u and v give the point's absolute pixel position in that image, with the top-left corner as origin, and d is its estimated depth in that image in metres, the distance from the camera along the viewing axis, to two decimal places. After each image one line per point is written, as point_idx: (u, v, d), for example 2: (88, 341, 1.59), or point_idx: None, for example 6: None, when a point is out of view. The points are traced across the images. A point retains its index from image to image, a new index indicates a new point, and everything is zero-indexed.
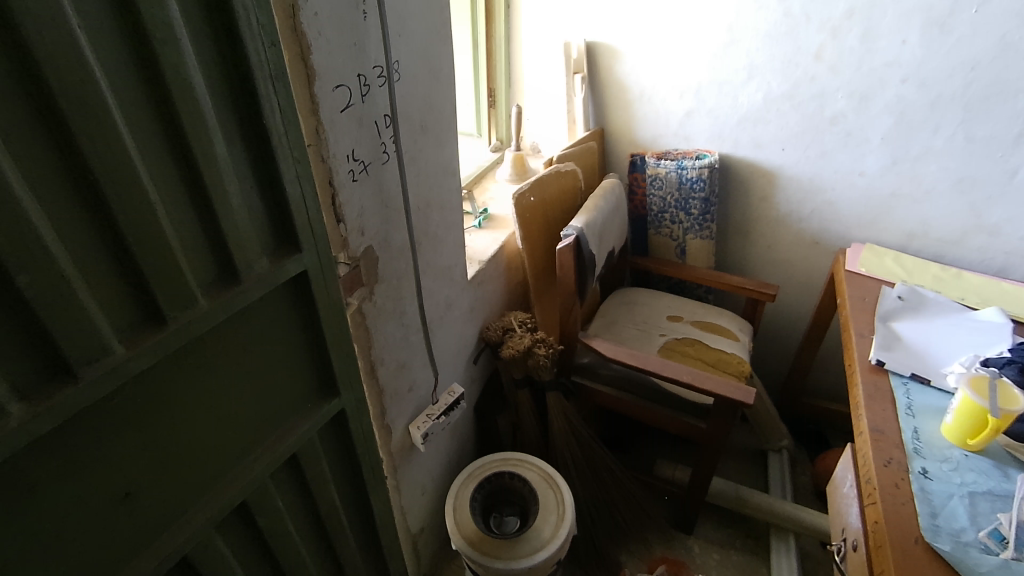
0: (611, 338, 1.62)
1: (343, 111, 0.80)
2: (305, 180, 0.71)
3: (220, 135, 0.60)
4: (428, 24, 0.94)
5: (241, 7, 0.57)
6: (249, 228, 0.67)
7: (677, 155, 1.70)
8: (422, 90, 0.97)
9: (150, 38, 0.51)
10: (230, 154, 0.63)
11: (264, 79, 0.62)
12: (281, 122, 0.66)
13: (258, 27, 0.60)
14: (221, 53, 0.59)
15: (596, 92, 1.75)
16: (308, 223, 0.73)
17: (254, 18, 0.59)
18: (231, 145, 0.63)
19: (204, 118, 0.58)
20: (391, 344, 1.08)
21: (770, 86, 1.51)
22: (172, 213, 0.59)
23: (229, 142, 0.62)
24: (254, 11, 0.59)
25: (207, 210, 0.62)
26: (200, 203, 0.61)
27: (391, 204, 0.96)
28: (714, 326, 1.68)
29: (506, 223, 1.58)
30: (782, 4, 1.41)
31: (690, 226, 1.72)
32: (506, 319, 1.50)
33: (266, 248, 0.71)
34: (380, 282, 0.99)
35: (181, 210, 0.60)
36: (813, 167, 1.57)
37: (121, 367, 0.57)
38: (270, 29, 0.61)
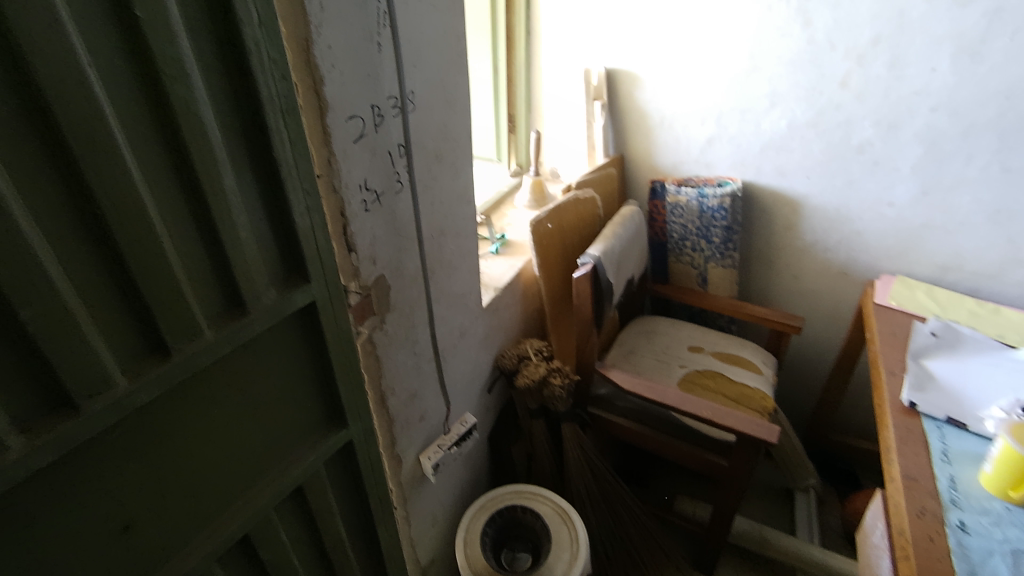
0: (629, 369, 1.58)
1: (356, 141, 0.80)
2: (316, 212, 0.71)
3: (229, 166, 0.60)
4: (444, 55, 0.95)
5: (253, 43, 0.58)
6: (257, 259, 0.67)
7: (698, 183, 1.68)
8: (437, 119, 0.97)
9: (160, 74, 0.52)
10: (240, 186, 0.63)
11: (274, 113, 0.62)
12: (292, 155, 0.66)
13: (269, 62, 0.60)
14: (232, 88, 0.59)
15: (616, 119, 1.74)
16: (317, 254, 0.73)
17: (265, 54, 0.60)
18: (241, 177, 0.63)
19: (214, 151, 0.58)
20: (402, 373, 1.06)
21: (794, 113, 1.48)
22: (180, 244, 0.59)
23: (239, 174, 0.62)
24: (265, 47, 0.59)
25: (215, 240, 0.62)
26: (208, 234, 0.61)
27: (404, 232, 0.95)
28: (737, 358, 1.63)
29: (523, 250, 1.56)
30: (806, 31, 1.38)
31: (711, 254, 1.69)
32: (522, 347, 1.48)
33: (275, 278, 0.71)
34: (391, 311, 0.98)
35: (188, 240, 0.59)
36: (839, 197, 1.53)
37: (124, 399, 0.56)
38: (281, 65, 0.62)
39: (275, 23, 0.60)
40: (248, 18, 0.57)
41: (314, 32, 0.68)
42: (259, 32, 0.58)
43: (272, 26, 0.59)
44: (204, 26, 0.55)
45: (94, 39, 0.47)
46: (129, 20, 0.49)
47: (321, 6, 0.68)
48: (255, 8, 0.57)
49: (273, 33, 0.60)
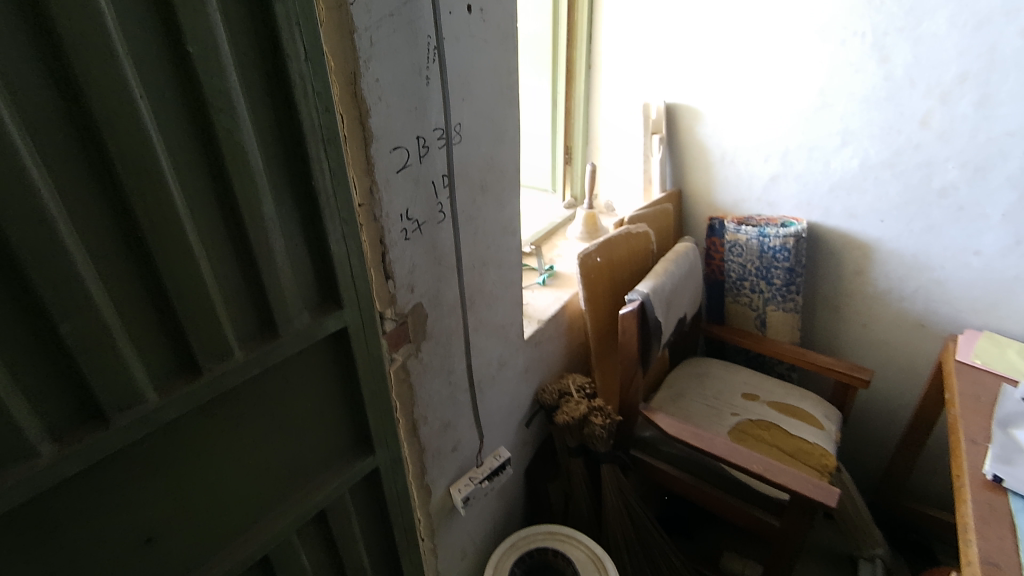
0: (676, 413, 1.50)
1: (399, 171, 0.81)
2: (353, 238, 0.72)
3: (269, 192, 0.62)
4: (495, 88, 0.95)
5: (298, 76, 0.60)
6: (291, 283, 0.68)
7: (760, 221, 1.60)
8: (484, 151, 0.97)
9: (207, 106, 0.54)
10: (279, 212, 0.65)
11: (316, 143, 0.64)
12: (331, 183, 0.67)
13: (314, 94, 0.62)
14: (277, 119, 0.62)
15: (675, 153, 1.70)
16: (352, 280, 0.74)
17: (310, 87, 0.62)
18: (280, 204, 0.65)
19: (254, 178, 0.60)
20: (436, 402, 1.06)
21: (867, 152, 1.39)
22: (216, 266, 0.61)
23: (279, 201, 0.64)
24: (310, 80, 0.61)
25: (251, 264, 0.63)
26: (243, 257, 0.63)
27: (444, 262, 0.96)
28: (795, 410, 1.51)
29: (571, 282, 1.54)
30: (883, 67, 1.30)
31: (772, 297, 1.60)
32: (564, 381, 1.44)
33: (309, 302, 0.72)
34: (427, 339, 0.98)
35: (224, 262, 0.61)
36: (917, 242, 1.41)
37: (151, 415, 0.58)
38: (325, 97, 0.64)
39: (322, 57, 0.62)
40: (295, 53, 0.59)
41: (362, 66, 0.70)
42: (305, 66, 0.60)
43: (319, 60, 0.62)
44: (253, 60, 0.58)
45: (148, 74, 0.50)
46: (181, 56, 0.52)
47: (370, 41, 0.70)
48: (303, 44, 0.60)
49: (319, 66, 0.62)
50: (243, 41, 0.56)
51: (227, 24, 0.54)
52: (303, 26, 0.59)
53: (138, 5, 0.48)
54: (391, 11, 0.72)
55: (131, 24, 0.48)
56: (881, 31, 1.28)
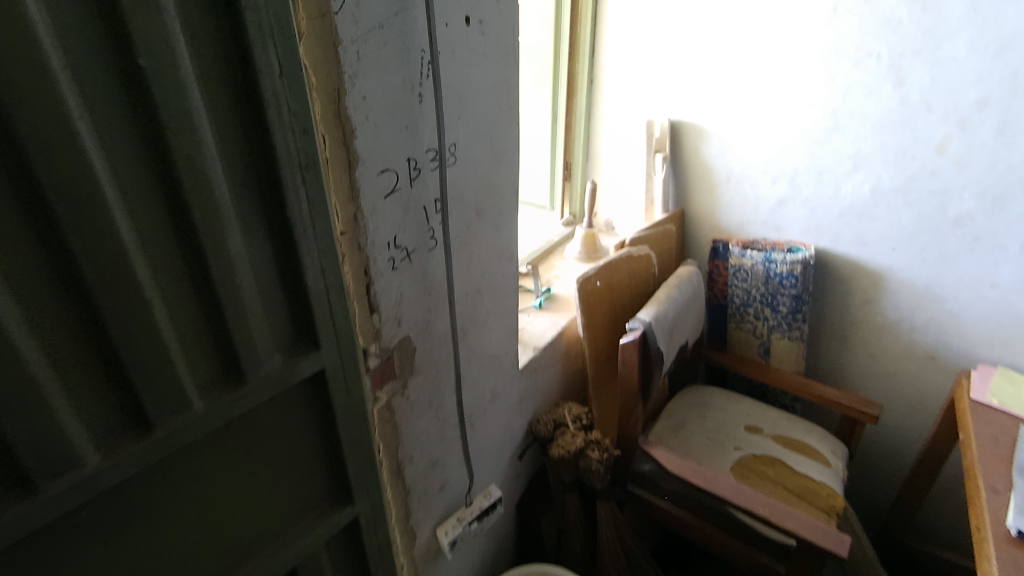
0: (676, 447, 1.43)
1: (387, 196, 0.74)
2: (333, 273, 0.65)
3: (237, 224, 0.55)
4: (494, 106, 0.88)
5: (271, 94, 0.53)
6: (261, 323, 0.61)
7: (765, 246, 1.54)
8: (481, 173, 0.90)
9: (164, 129, 0.47)
10: (250, 246, 0.57)
11: (291, 169, 0.57)
12: (309, 213, 0.60)
13: (290, 115, 0.55)
14: (249, 142, 0.54)
15: (678, 172, 1.64)
16: (331, 318, 0.66)
17: (286, 106, 0.54)
18: (252, 237, 0.57)
19: (219, 209, 0.53)
20: (423, 441, 0.98)
21: (880, 177, 1.34)
22: (174, 308, 0.53)
23: (250, 233, 0.57)
24: (286, 99, 0.54)
25: (215, 304, 0.56)
26: (205, 297, 0.55)
27: (435, 291, 0.88)
28: (801, 445, 1.45)
29: (569, 306, 1.47)
30: (898, 90, 1.25)
31: (777, 324, 1.53)
32: (559, 412, 1.37)
33: (282, 343, 0.64)
34: (414, 375, 0.90)
35: (184, 303, 0.54)
36: (929, 273, 1.36)
37: (91, 480, 0.50)
38: (304, 118, 0.56)
39: (300, 73, 0.55)
40: (268, 68, 0.52)
41: (347, 82, 0.63)
42: (280, 82, 0.53)
43: (296, 76, 0.54)
44: (220, 74, 0.50)
45: (93, 92, 0.43)
46: (133, 71, 0.44)
47: (357, 55, 0.63)
48: (277, 58, 0.52)
49: (296, 83, 0.55)
50: (207, 54, 0.49)
51: (188, 33, 0.47)
52: (277, 37, 0.52)
53: (79, 11, 0.41)
54: (380, 22, 0.65)
55: (71, 35, 0.41)
56: (897, 53, 1.23)
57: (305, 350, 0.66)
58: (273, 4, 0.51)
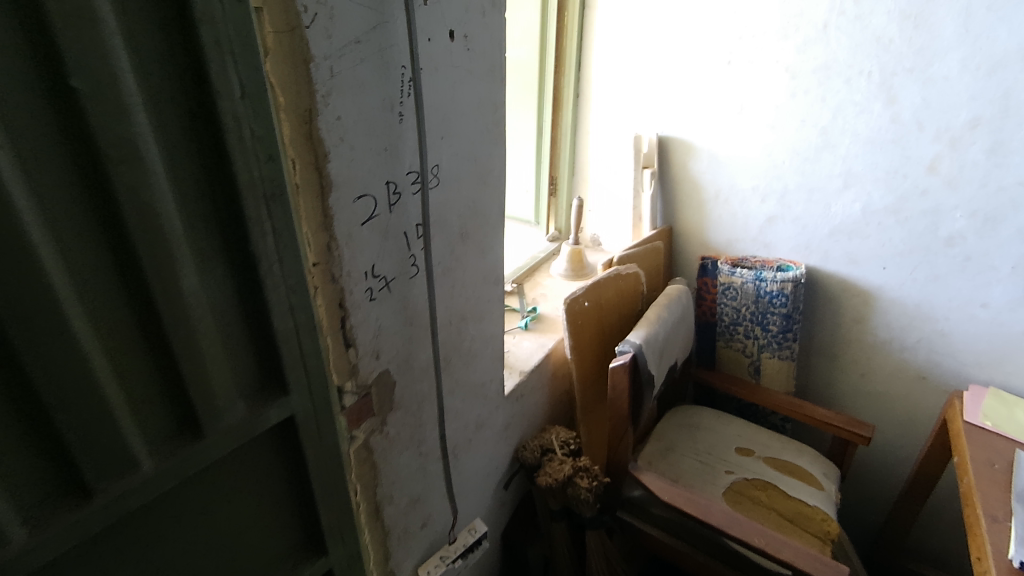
0: (666, 472, 1.39)
1: (364, 223, 0.68)
2: (303, 312, 0.59)
3: (193, 263, 0.49)
4: (480, 124, 0.83)
5: (231, 119, 0.47)
6: (222, 371, 0.54)
7: (755, 263, 1.51)
8: (465, 195, 0.85)
9: (104, 159, 0.40)
10: (208, 286, 0.51)
11: (254, 201, 0.51)
12: (275, 247, 0.54)
13: (253, 140, 0.49)
14: (207, 171, 0.48)
15: (666, 188, 1.61)
16: (301, 359, 0.60)
17: (248, 132, 0.48)
18: (210, 276, 0.51)
19: (171, 247, 0.46)
20: (404, 478, 0.92)
21: (870, 196, 1.32)
22: (117, 359, 0.46)
23: (208, 273, 0.51)
24: (249, 124, 0.48)
25: (167, 353, 0.49)
26: (155, 345, 0.49)
27: (416, 321, 0.83)
28: (793, 467, 1.41)
29: (556, 327, 1.42)
30: (889, 109, 1.23)
31: (767, 343, 1.50)
32: (546, 437, 1.32)
33: (248, 390, 0.58)
34: (394, 410, 0.84)
35: (130, 353, 0.47)
36: (920, 292, 1.34)
37: (16, 561, 0.43)
38: (269, 143, 0.50)
39: (265, 94, 0.49)
40: (227, 89, 0.46)
41: (320, 101, 0.58)
42: (241, 105, 0.47)
43: (260, 98, 0.49)
44: (173, 96, 0.44)
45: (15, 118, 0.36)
46: (66, 93, 0.38)
47: (331, 72, 0.58)
48: (238, 77, 0.47)
49: (260, 106, 0.49)
50: (157, 73, 0.42)
51: (133, 48, 0.41)
52: (238, 55, 0.46)
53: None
54: (357, 36, 0.59)
55: None
56: (889, 71, 1.21)
57: (273, 396, 0.60)
58: (233, 18, 0.45)
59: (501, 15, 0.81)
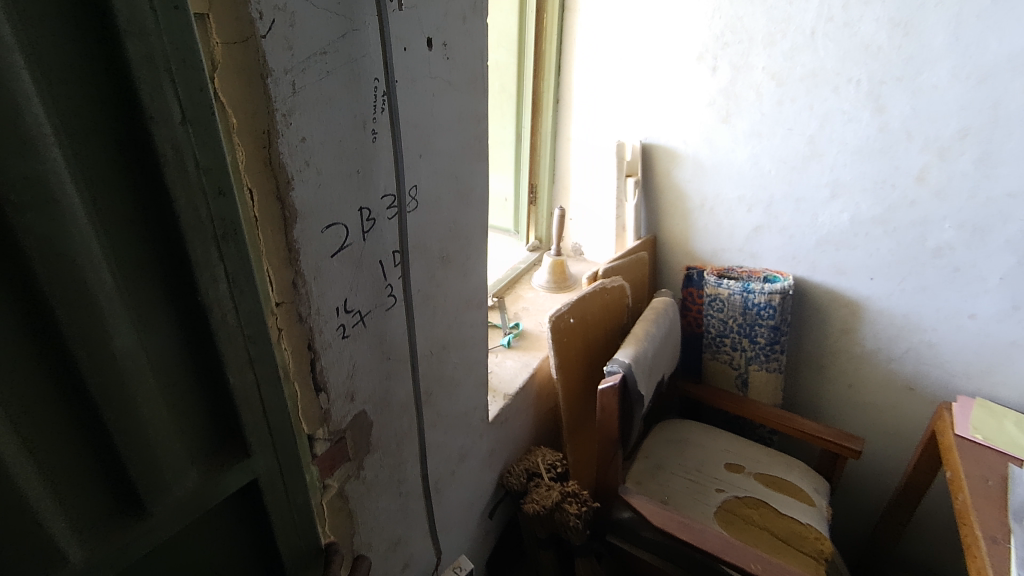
0: (655, 492, 1.34)
1: (335, 254, 0.61)
2: (264, 362, 0.52)
3: (127, 319, 0.41)
4: (461, 140, 0.77)
5: (170, 149, 0.39)
6: (169, 439, 0.46)
7: (741, 274, 1.48)
8: (446, 216, 0.78)
9: (4, 202, 0.32)
10: (147, 343, 0.43)
11: (202, 243, 0.43)
12: (228, 293, 0.47)
13: (199, 173, 0.42)
14: (142, 209, 0.40)
15: (650, 197, 1.56)
16: (263, 416, 0.53)
17: (193, 163, 0.41)
18: (149, 331, 0.43)
19: (98, 303, 0.38)
20: (383, 522, 0.84)
21: (858, 206, 1.29)
22: (33, 442, 0.38)
23: (147, 328, 0.43)
24: (193, 154, 0.41)
25: (99, 427, 0.41)
26: (84, 420, 0.40)
27: (394, 355, 0.75)
28: (784, 483, 1.38)
29: (540, 344, 1.36)
30: (877, 118, 1.21)
31: (754, 356, 1.47)
32: (532, 460, 1.26)
33: (201, 456, 0.50)
34: (371, 453, 0.77)
35: (51, 433, 0.39)
36: (908, 303, 1.32)
37: None
38: (218, 175, 0.43)
39: (212, 118, 0.42)
40: (164, 114, 0.39)
41: (281, 122, 0.50)
42: (181, 132, 0.40)
43: (206, 122, 0.41)
44: (95, 124, 0.36)
45: None
46: None
47: (293, 87, 0.50)
48: (178, 98, 0.39)
49: (206, 132, 0.42)
50: (72, 94, 0.34)
51: (40, 67, 0.33)
52: (178, 74, 0.39)
53: None
54: (323, 46, 0.52)
55: None
56: (877, 79, 1.18)
57: (231, 460, 0.52)
58: (168, 29, 0.37)
59: (483, 21, 0.74)
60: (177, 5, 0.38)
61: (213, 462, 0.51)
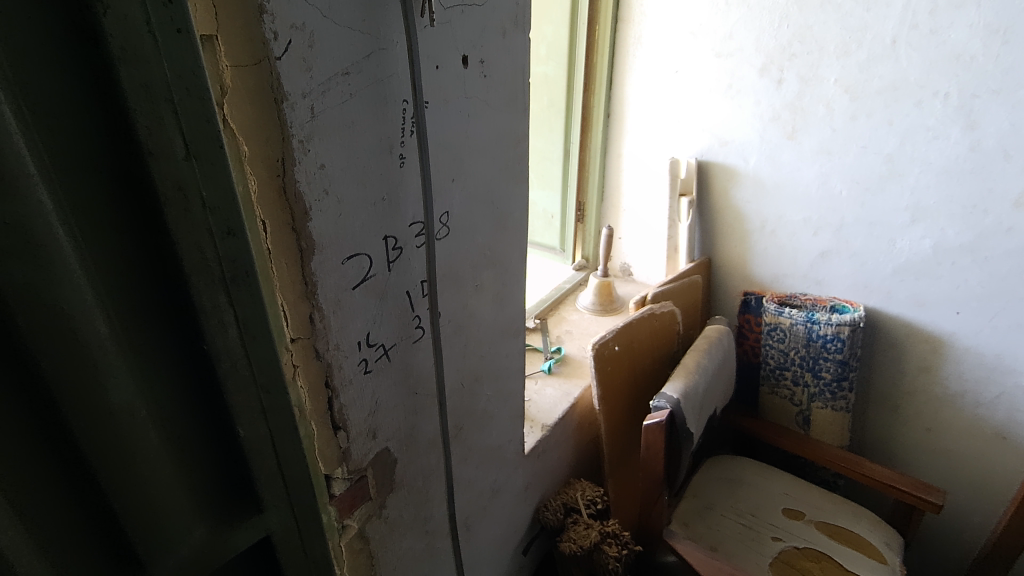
0: (704, 536, 1.24)
1: (356, 286, 0.57)
2: (288, 422, 0.45)
3: (127, 373, 0.35)
4: (498, 163, 0.72)
5: (172, 187, 0.34)
6: (178, 505, 0.40)
7: (805, 302, 1.37)
8: (481, 243, 0.74)
9: None
10: (151, 402, 0.37)
11: (207, 286, 0.37)
12: (238, 334, 0.40)
13: (205, 212, 0.36)
14: (139, 248, 0.35)
15: (705, 217, 1.47)
16: (278, 470, 0.45)
17: (198, 202, 0.35)
18: (153, 387, 0.37)
19: (92, 356, 0.33)
20: (407, 563, 0.80)
21: (943, 232, 1.16)
22: (26, 518, 0.32)
23: (150, 383, 0.37)
24: (198, 192, 0.35)
25: (97, 495, 0.35)
26: (82, 487, 0.35)
27: (421, 390, 0.71)
28: (849, 536, 1.24)
29: (583, 370, 1.29)
30: (968, 135, 1.08)
31: (818, 392, 1.35)
32: (570, 494, 1.20)
33: (208, 512, 0.43)
34: (395, 491, 0.73)
35: (43, 507, 0.33)
36: (1000, 342, 1.18)
37: None
38: (229, 214, 0.37)
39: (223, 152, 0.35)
40: (166, 150, 0.33)
41: (298, 149, 0.47)
42: (185, 168, 0.34)
43: (216, 157, 0.35)
44: (79, 130, 0.30)
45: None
46: None
47: (311, 111, 0.47)
48: (182, 132, 0.33)
49: (215, 168, 0.35)
50: (55, 117, 0.29)
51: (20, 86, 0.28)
52: (180, 105, 0.33)
53: None
54: (345, 67, 0.48)
55: None
56: (969, 92, 1.06)
57: (241, 514, 0.45)
58: (170, 55, 0.32)
59: (524, 36, 0.70)
60: (180, 27, 0.32)
61: (221, 517, 0.44)
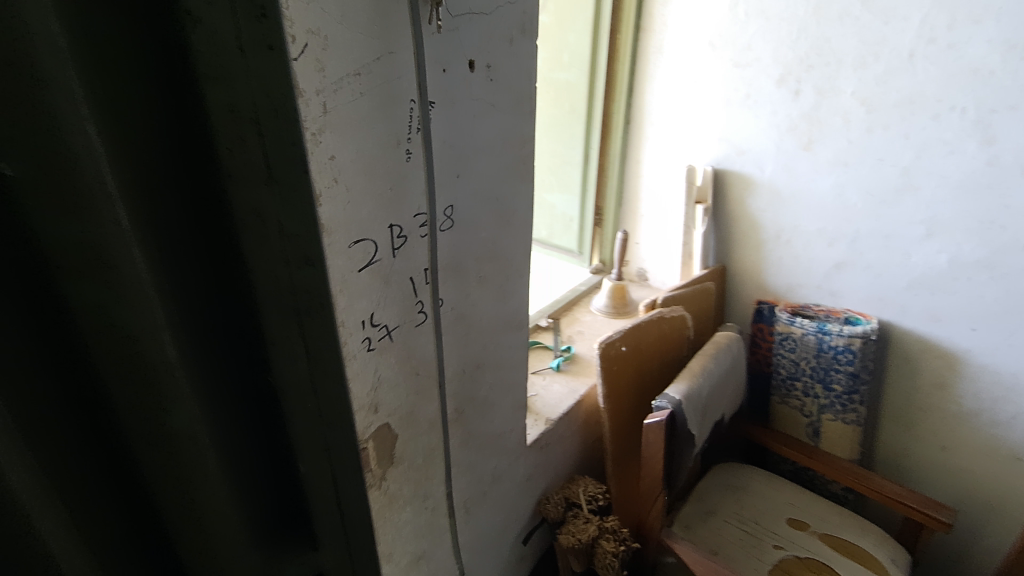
0: (704, 539, 1.25)
1: (362, 269, 0.62)
2: (349, 465, 0.41)
3: (201, 406, 0.34)
4: (503, 162, 0.76)
5: (250, 212, 0.33)
6: (236, 541, 0.38)
7: (818, 312, 1.37)
8: (484, 236, 0.78)
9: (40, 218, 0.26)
10: (217, 429, 0.36)
11: (280, 322, 0.36)
12: (304, 368, 0.37)
13: (283, 239, 0.34)
14: (211, 282, 0.34)
15: (721, 225, 1.48)
16: (338, 509, 0.42)
17: (276, 229, 0.33)
18: (226, 429, 0.36)
19: (162, 379, 0.32)
20: (405, 536, 0.85)
21: (959, 247, 1.15)
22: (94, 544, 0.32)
23: (216, 411, 0.35)
24: (278, 220, 0.33)
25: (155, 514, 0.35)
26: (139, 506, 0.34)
27: (422, 371, 0.76)
28: (854, 550, 1.24)
29: (591, 370, 1.32)
30: (985, 150, 1.08)
31: (829, 404, 1.35)
32: (572, 489, 1.22)
33: (262, 543, 0.41)
34: (395, 466, 0.78)
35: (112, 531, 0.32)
36: (1017, 360, 1.16)
37: None
38: (308, 244, 0.35)
39: (306, 176, 0.33)
40: (246, 174, 0.32)
41: (311, 141, 0.52)
42: (266, 194, 0.32)
43: (300, 184, 0.33)
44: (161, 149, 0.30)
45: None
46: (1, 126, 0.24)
47: (323, 107, 0.52)
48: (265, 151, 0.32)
49: (297, 197, 0.33)
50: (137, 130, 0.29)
51: (123, 130, 0.28)
52: (267, 126, 0.31)
53: None
54: (356, 68, 0.54)
55: None
56: (986, 106, 1.06)
57: (294, 547, 0.42)
58: (259, 73, 0.30)
59: (532, 43, 0.74)
60: (272, 43, 0.30)
61: (273, 549, 0.42)
